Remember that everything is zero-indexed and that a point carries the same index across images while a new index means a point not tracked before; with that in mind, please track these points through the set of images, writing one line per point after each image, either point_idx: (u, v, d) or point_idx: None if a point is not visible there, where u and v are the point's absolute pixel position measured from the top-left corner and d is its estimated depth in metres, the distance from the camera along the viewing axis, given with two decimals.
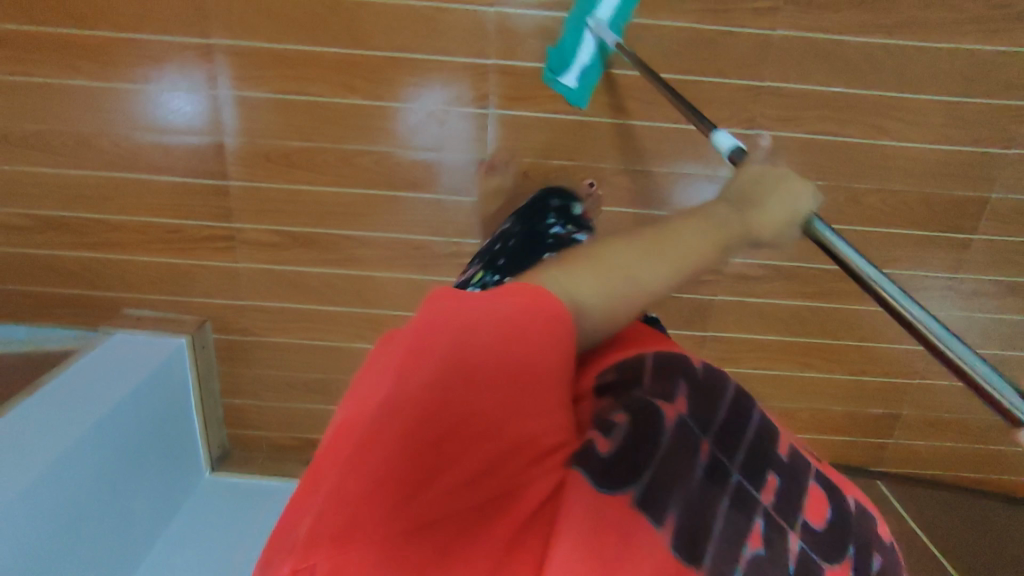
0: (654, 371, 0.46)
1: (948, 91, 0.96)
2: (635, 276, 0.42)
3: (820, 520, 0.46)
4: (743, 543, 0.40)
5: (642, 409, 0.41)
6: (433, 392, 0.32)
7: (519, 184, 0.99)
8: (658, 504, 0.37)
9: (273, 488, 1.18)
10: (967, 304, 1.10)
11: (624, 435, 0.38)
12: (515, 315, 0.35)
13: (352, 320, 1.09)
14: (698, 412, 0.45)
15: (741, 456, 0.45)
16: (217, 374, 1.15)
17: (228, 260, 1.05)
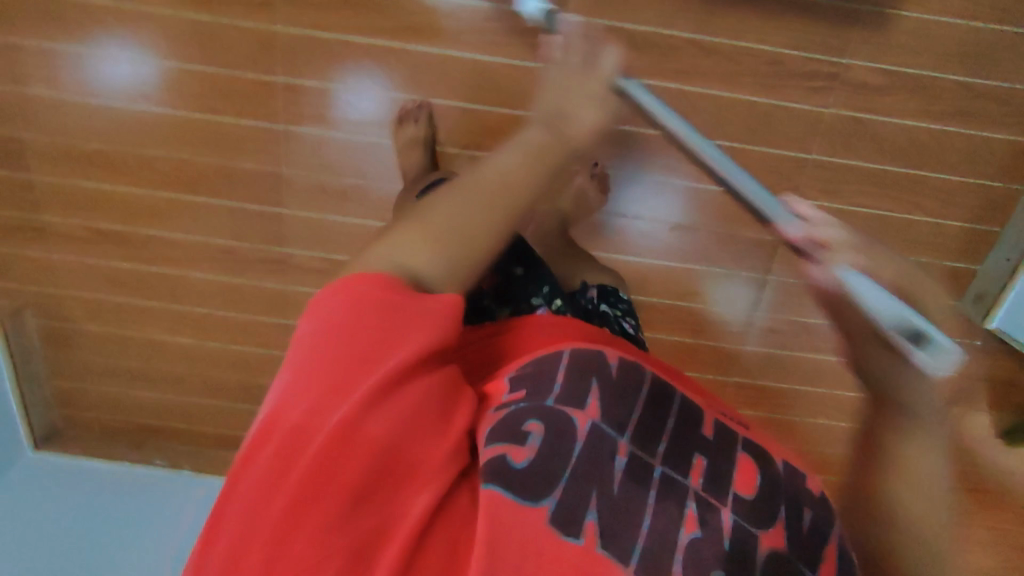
0: (568, 376, 0.52)
1: (732, 138, 1.01)
2: (459, 226, 0.47)
3: (746, 492, 0.50)
4: (675, 529, 0.46)
5: (553, 415, 0.48)
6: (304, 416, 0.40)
7: (314, 197, 1.04)
8: (576, 510, 0.44)
9: (99, 474, 1.22)
10: (770, 342, 1.18)
11: (538, 444, 0.46)
12: (376, 302, 0.42)
13: (169, 316, 1.14)
14: (614, 413, 0.51)
15: (662, 447, 0.51)
16: (40, 356, 1.19)
17: (40, 249, 1.09)
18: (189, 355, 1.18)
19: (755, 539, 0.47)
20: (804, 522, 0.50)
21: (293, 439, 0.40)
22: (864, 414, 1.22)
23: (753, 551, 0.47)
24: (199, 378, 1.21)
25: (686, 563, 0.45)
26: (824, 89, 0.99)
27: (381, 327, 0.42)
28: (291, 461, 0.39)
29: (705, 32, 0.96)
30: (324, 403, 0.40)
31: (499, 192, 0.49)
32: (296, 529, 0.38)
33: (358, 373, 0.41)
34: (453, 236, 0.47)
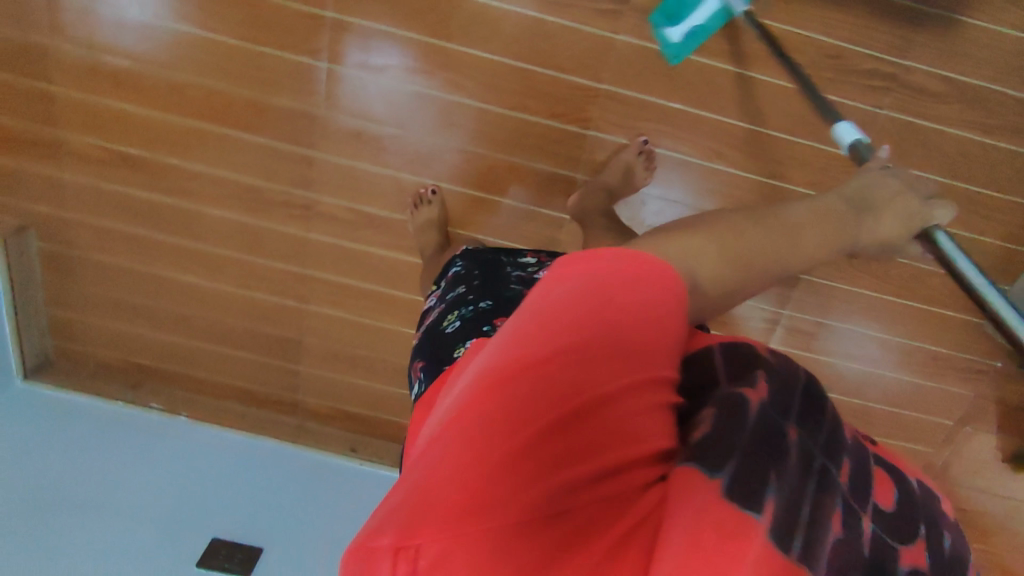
0: (737, 368, 0.44)
1: (783, 129, 1.00)
2: (761, 257, 0.45)
3: (887, 503, 0.41)
4: (827, 525, 0.35)
5: (728, 398, 0.39)
6: (565, 367, 0.33)
7: (350, 143, 1.00)
8: (753, 488, 0.33)
9: (108, 416, 1.16)
10: (792, 342, 1.17)
11: (717, 421, 0.37)
12: (637, 270, 0.36)
13: (182, 252, 1.10)
14: (782, 397, 0.41)
15: (824, 437, 0.41)
16: (38, 280, 1.14)
17: (50, 167, 1.04)
18: (198, 296, 1.15)
19: (895, 552, 0.38)
20: (944, 543, 0.43)
21: (544, 389, 0.32)
22: (873, 423, 1.23)
23: (895, 563, 0.38)
24: (205, 321, 1.17)
25: (837, 569, 0.35)
26: (881, 90, 0.97)
27: (643, 291, 0.35)
28: (543, 414, 0.32)
29: (774, 17, 0.93)
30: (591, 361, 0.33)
31: (790, 244, 0.46)
32: (531, 484, 0.30)
33: (620, 330, 0.34)
34: (748, 260, 0.44)
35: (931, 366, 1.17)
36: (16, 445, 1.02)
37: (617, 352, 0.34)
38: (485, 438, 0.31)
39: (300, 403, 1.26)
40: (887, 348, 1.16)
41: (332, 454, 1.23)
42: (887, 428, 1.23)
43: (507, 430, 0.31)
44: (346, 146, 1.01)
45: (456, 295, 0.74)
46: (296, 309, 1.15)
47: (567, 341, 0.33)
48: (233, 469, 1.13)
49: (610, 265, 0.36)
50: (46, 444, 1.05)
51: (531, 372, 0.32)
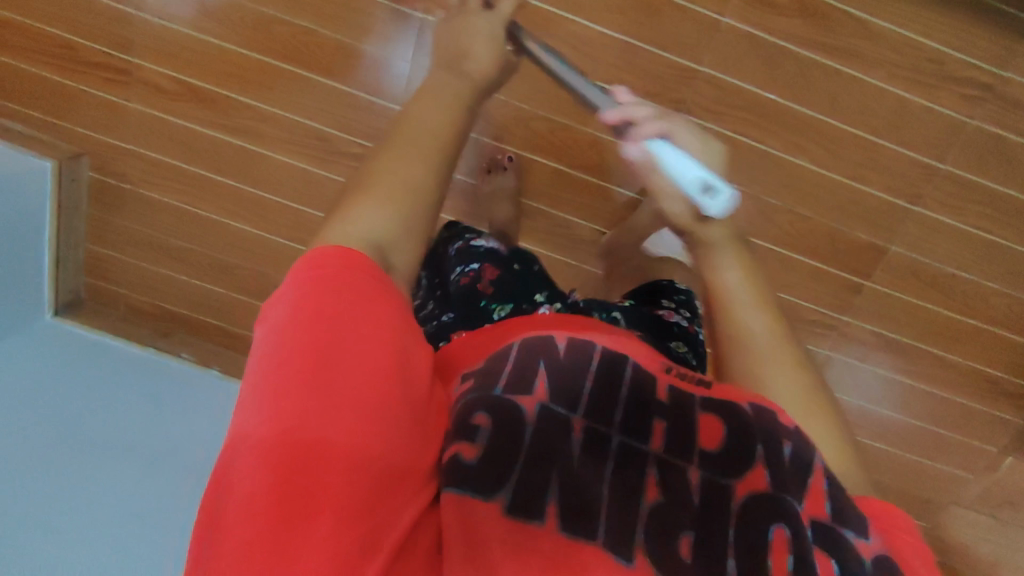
0: (516, 364, 0.49)
1: (871, 130, 0.98)
2: (397, 177, 0.58)
3: (711, 444, 0.48)
4: (640, 498, 0.45)
5: (497, 407, 0.45)
6: (278, 421, 0.34)
7: None
8: (534, 495, 0.43)
9: (140, 360, 1.10)
10: (852, 354, 1.13)
11: (486, 439, 0.43)
12: (330, 282, 0.37)
13: (237, 197, 1.06)
14: (563, 393, 0.48)
15: (618, 415, 0.49)
16: (83, 212, 1.09)
17: (117, 94, 1.00)
18: (247, 246, 1.10)
19: (730, 490, 0.46)
20: (786, 462, 0.47)
21: (264, 448, 0.33)
22: (919, 445, 1.20)
23: (762, 529, 0.44)
24: (249, 273, 1.13)
25: (656, 528, 0.44)
26: (975, 99, 0.96)
27: (343, 316, 0.36)
28: (278, 472, 0.33)
29: (877, 15, 0.93)
30: (307, 402, 0.34)
31: (419, 138, 0.61)
32: (284, 559, 0.31)
33: (330, 375, 0.35)
34: (398, 192, 0.56)
35: (986, 390, 1.15)
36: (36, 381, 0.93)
37: (325, 380, 0.34)
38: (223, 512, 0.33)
39: None
40: (944, 369, 1.14)
41: None
42: (932, 451, 1.21)
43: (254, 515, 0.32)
44: None
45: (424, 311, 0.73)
46: None
47: (286, 405, 0.34)
48: None
49: (306, 295, 0.37)
50: (67, 380, 0.97)
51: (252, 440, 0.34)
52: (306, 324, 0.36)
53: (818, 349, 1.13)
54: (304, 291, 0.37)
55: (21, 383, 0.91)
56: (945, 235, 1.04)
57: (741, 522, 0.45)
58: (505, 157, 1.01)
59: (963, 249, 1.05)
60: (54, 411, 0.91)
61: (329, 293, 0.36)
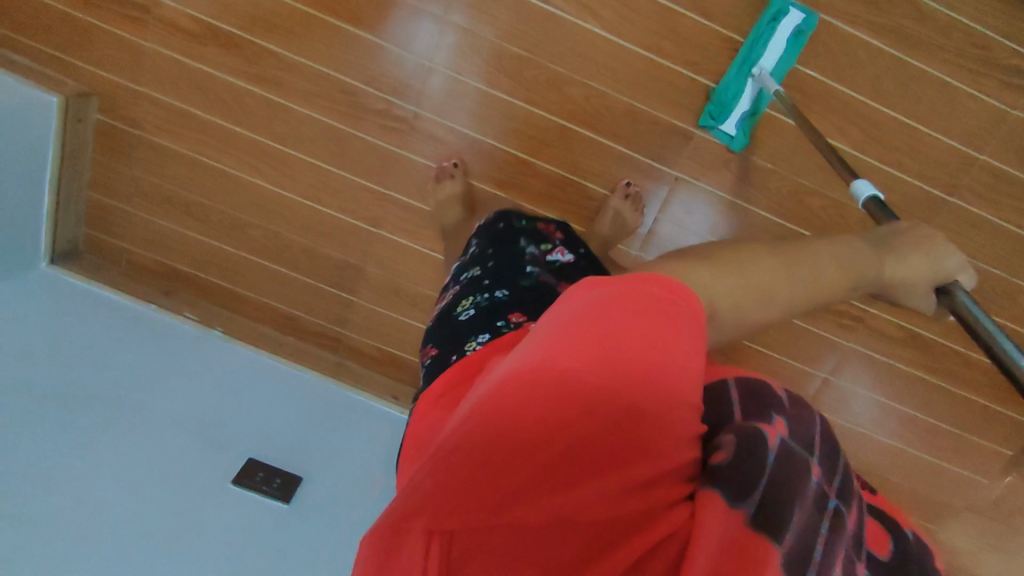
0: (746, 404, 0.40)
1: (912, 115, 0.96)
2: (772, 292, 0.55)
3: (890, 548, 0.34)
4: (854, 572, 0.31)
5: (742, 428, 0.36)
6: (583, 380, 0.34)
7: (468, 57, 0.95)
8: (776, 514, 0.31)
9: (144, 320, 1.06)
10: (872, 345, 1.13)
11: (730, 451, 0.35)
12: (664, 296, 0.37)
13: (254, 149, 1.02)
14: (804, 435, 0.37)
15: (839, 481, 0.36)
16: (88, 158, 1.05)
17: (133, 32, 0.96)
18: (260, 202, 1.06)
19: None
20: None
21: (555, 393, 0.34)
22: (933, 444, 1.19)
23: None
24: (262, 232, 1.09)
25: None
26: (1018, 89, 0.94)
27: (673, 326, 0.36)
28: (563, 418, 0.34)
29: None
30: (612, 375, 0.34)
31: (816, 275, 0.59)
32: (551, 485, 0.35)
33: (641, 360, 0.34)
34: (767, 292, 0.54)
35: (1005, 391, 1.14)
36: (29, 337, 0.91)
37: (638, 359, 0.34)
38: (500, 435, 0.34)
39: (347, 341, 1.18)
40: (963, 367, 1.13)
41: (373, 398, 1.14)
42: (945, 452, 1.19)
43: (519, 442, 0.34)
44: (462, 60, 0.95)
45: (472, 276, 0.74)
46: (366, 233, 1.07)
47: (594, 365, 0.34)
48: (284, 395, 1.05)
49: (628, 286, 0.37)
50: (61, 338, 0.94)
51: (546, 380, 0.34)
52: (623, 307, 0.36)
53: (841, 340, 1.13)
54: (630, 285, 0.38)
55: (26, 334, 0.91)
56: (978, 230, 1.02)
57: None
58: (451, 164, 1.00)
59: (996, 245, 1.02)
60: (67, 363, 0.91)
61: (653, 294, 0.37)
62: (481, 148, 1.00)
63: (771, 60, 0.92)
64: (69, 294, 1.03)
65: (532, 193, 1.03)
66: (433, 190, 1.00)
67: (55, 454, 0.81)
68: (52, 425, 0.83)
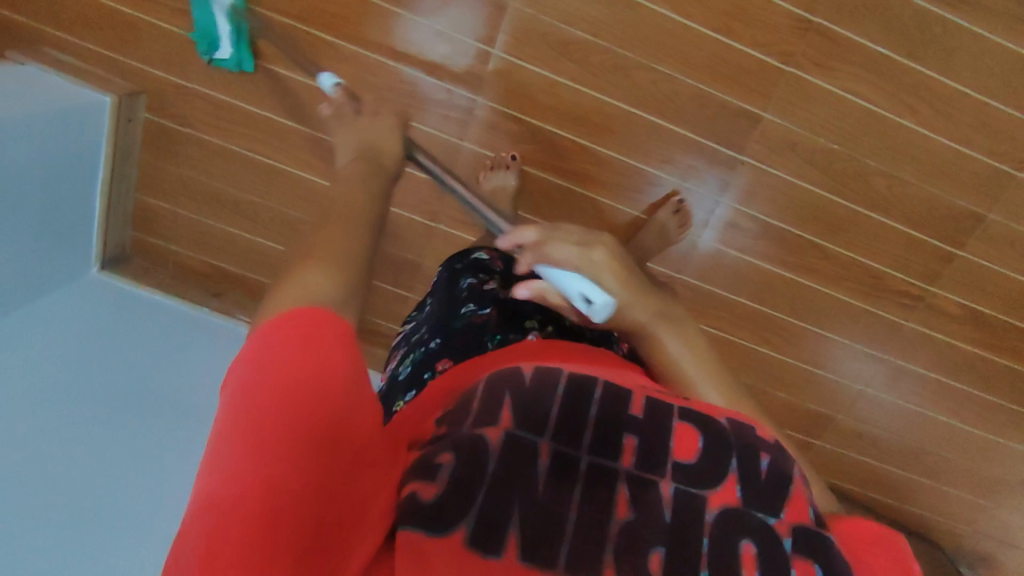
0: (482, 397, 0.49)
1: (984, 90, 0.95)
2: None
3: (687, 457, 0.48)
4: (608, 517, 0.45)
5: (464, 441, 0.45)
6: (281, 468, 0.35)
7: (532, 44, 0.93)
8: (497, 526, 0.43)
9: (202, 325, 1.04)
10: (937, 325, 1.10)
11: (448, 476, 0.43)
12: (312, 335, 0.39)
13: (310, 144, 1.00)
14: (526, 418, 0.47)
15: (589, 437, 0.48)
16: (137, 159, 1.01)
17: (186, 27, 0.93)
18: (316, 199, 1.03)
19: (700, 502, 0.46)
20: (762, 469, 0.48)
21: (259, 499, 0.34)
22: (995, 422, 1.16)
23: (700, 516, 0.46)
24: (315, 230, 1.06)
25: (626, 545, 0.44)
26: None
27: (326, 358, 0.39)
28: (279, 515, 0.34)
29: None
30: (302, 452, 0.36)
31: None
32: None
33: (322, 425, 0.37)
34: None
35: None
36: (70, 364, 0.85)
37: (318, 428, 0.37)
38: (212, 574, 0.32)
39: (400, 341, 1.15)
40: None
41: None
42: (1007, 429, 1.17)
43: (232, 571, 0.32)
44: (524, 48, 0.94)
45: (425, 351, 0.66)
46: (424, 227, 1.04)
47: (279, 448, 0.35)
48: None
49: (276, 347, 0.39)
50: (115, 349, 0.91)
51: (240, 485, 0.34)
52: (293, 379, 0.37)
53: (901, 321, 1.10)
54: (280, 345, 0.39)
55: (62, 364, 0.84)
56: None
57: (714, 535, 0.45)
58: (509, 156, 0.98)
59: None
60: (102, 395, 0.84)
61: (309, 347, 0.39)
62: (543, 136, 0.99)
63: None
64: (108, 312, 0.97)
65: (595, 179, 1.01)
66: (484, 178, 0.98)
67: (94, 502, 0.74)
68: (111, 439, 0.80)
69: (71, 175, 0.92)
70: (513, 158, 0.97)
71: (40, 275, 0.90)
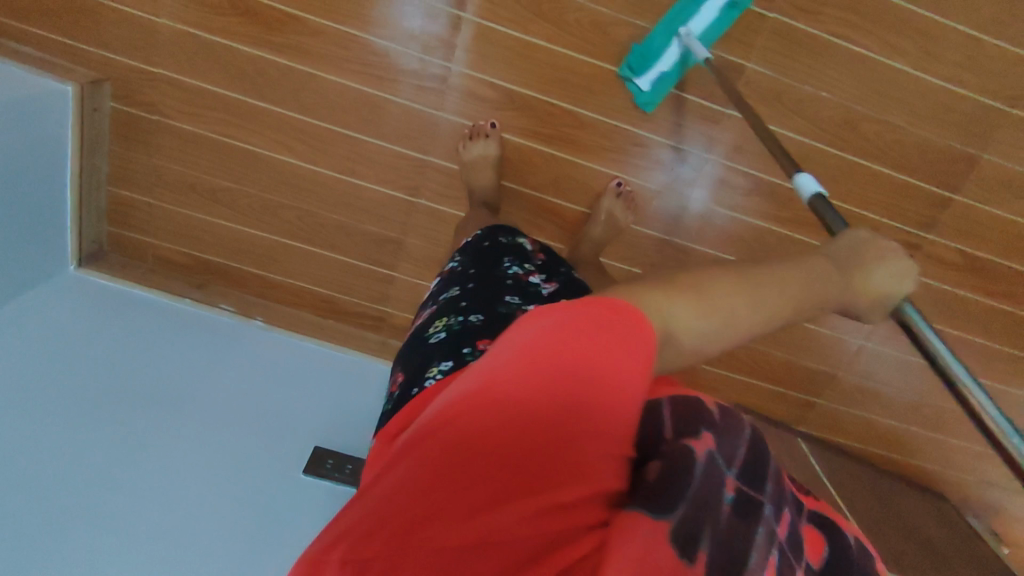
0: (678, 415, 0.41)
1: (971, 26, 0.92)
2: (732, 313, 0.45)
3: (821, 558, 0.40)
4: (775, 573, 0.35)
5: (675, 449, 0.37)
6: (541, 407, 0.33)
7: (506, 7, 0.91)
8: (693, 536, 0.33)
9: (180, 316, 1.01)
10: (934, 274, 1.08)
11: (665, 471, 0.36)
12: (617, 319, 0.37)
13: (282, 124, 0.97)
14: (730, 445, 0.39)
15: (769, 488, 0.39)
16: (107, 151, 0.99)
17: (146, 10, 0.90)
18: (292, 181, 1.01)
19: None
20: None
21: (505, 415, 0.33)
22: (995, 368, 1.15)
23: None
24: (295, 213, 1.03)
25: None
26: None
27: (630, 348, 0.36)
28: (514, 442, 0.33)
29: None
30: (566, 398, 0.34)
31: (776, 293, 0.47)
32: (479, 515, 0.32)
33: (588, 388, 0.34)
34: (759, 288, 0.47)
35: None
36: (46, 354, 0.85)
37: (585, 385, 0.34)
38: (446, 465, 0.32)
39: (387, 322, 1.13)
40: None
41: None
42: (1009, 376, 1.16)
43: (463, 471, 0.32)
44: (498, 10, 0.91)
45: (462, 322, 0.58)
46: (405, 204, 1.02)
47: (542, 382, 0.33)
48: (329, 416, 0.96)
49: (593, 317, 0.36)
50: (78, 362, 0.86)
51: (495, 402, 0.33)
52: (585, 340, 0.35)
53: None
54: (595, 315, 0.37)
55: (39, 354, 0.84)
56: None
57: None
58: (488, 124, 0.95)
59: None
60: (86, 386, 0.84)
61: (612, 325, 0.36)
62: (522, 102, 0.96)
63: (696, 23, 0.89)
64: (86, 301, 0.96)
65: (577, 143, 0.98)
66: (463, 149, 0.96)
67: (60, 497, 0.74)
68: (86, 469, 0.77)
69: (38, 171, 0.89)
70: (494, 126, 0.95)
71: (10, 278, 0.87)
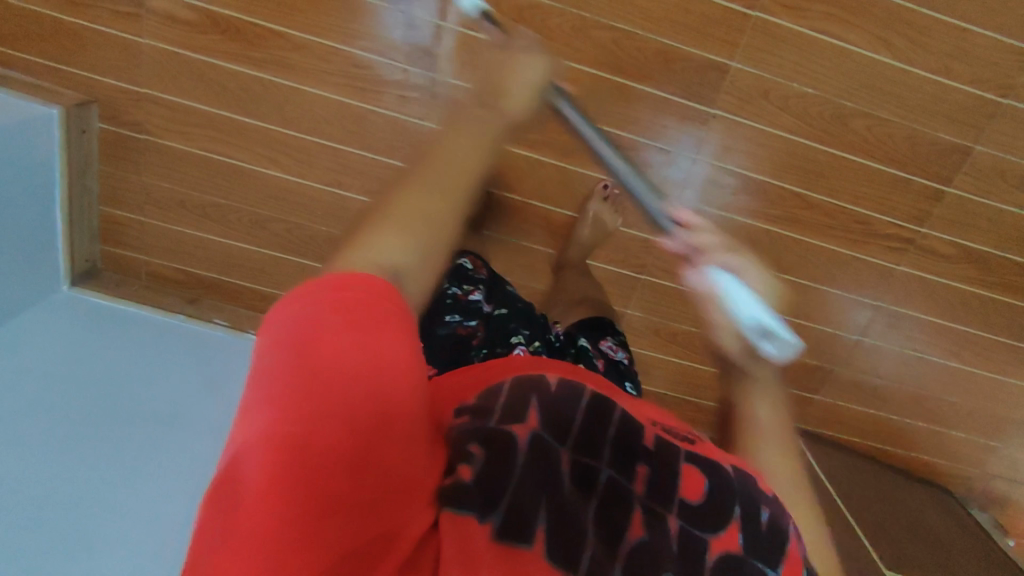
0: (509, 396, 0.48)
1: (959, 16, 0.91)
2: None
3: (694, 495, 0.48)
4: (619, 536, 0.44)
5: (487, 436, 0.43)
6: (321, 440, 0.29)
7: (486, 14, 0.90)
8: (524, 520, 0.40)
9: (171, 331, 1.01)
10: (929, 266, 1.07)
11: (479, 464, 0.41)
12: (367, 300, 0.33)
13: (269, 139, 0.97)
14: (554, 423, 0.47)
15: (609, 454, 0.48)
16: (97, 172, 1.00)
17: (129, 30, 0.90)
18: (281, 195, 1.01)
19: (703, 545, 0.46)
20: (762, 522, 0.48)
21: (294, 468, 0.29)
22: (994, 359, 1.14)
23: (701, 558, 0.45)
24: (284, 226, 1.04)
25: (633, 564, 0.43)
26: None
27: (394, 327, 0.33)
28: (311, 490, 0.29)
29: None
30: (349, 419, 0.30)
31: None
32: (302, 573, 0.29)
33: (370, 393, 0.31)
34: None
35: None
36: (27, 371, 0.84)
37: (365, 395, 0.31)
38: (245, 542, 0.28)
39: None
40: None
41: None
42: (1010, 367, 1.15)
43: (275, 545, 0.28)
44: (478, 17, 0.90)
45: None
46: None
47: (310, 412, 0.29)
48: None
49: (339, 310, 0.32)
50: (37, 381, 0.84)
51: (272, 456, 0.29)
52: (341, 345, 0.31)
53: (891, 265, 1.07)
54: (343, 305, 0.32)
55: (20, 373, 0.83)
56: None
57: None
58: None
59: None
60: (58, 405, 0.83)
61: (366, 307, 0.33)
62: None
63: None
64: (72, 320, 0.96)
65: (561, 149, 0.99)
66: None
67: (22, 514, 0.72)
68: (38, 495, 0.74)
69: (31, 194, 0.91)
70: None
71: (8, 298, 0.88)
